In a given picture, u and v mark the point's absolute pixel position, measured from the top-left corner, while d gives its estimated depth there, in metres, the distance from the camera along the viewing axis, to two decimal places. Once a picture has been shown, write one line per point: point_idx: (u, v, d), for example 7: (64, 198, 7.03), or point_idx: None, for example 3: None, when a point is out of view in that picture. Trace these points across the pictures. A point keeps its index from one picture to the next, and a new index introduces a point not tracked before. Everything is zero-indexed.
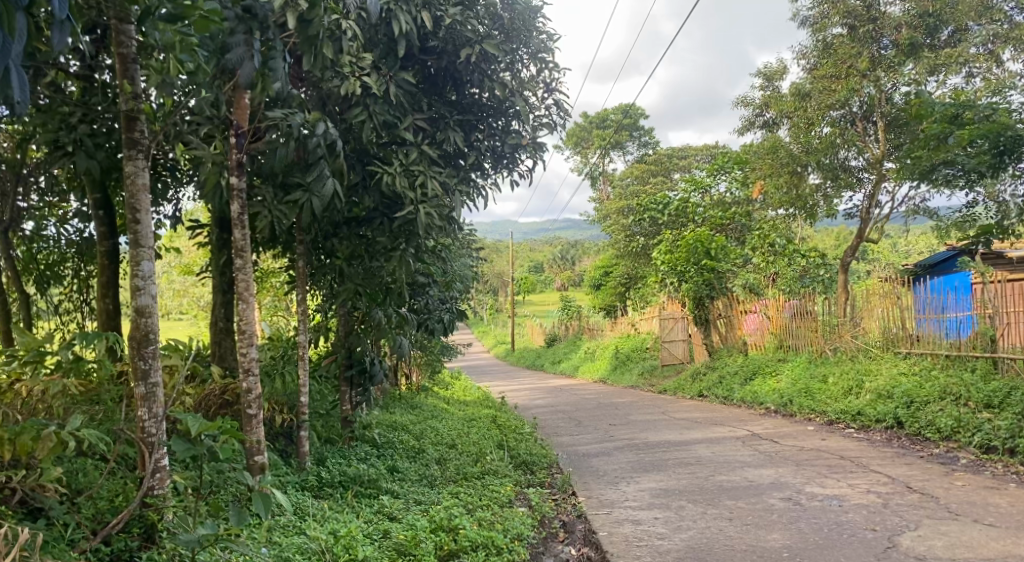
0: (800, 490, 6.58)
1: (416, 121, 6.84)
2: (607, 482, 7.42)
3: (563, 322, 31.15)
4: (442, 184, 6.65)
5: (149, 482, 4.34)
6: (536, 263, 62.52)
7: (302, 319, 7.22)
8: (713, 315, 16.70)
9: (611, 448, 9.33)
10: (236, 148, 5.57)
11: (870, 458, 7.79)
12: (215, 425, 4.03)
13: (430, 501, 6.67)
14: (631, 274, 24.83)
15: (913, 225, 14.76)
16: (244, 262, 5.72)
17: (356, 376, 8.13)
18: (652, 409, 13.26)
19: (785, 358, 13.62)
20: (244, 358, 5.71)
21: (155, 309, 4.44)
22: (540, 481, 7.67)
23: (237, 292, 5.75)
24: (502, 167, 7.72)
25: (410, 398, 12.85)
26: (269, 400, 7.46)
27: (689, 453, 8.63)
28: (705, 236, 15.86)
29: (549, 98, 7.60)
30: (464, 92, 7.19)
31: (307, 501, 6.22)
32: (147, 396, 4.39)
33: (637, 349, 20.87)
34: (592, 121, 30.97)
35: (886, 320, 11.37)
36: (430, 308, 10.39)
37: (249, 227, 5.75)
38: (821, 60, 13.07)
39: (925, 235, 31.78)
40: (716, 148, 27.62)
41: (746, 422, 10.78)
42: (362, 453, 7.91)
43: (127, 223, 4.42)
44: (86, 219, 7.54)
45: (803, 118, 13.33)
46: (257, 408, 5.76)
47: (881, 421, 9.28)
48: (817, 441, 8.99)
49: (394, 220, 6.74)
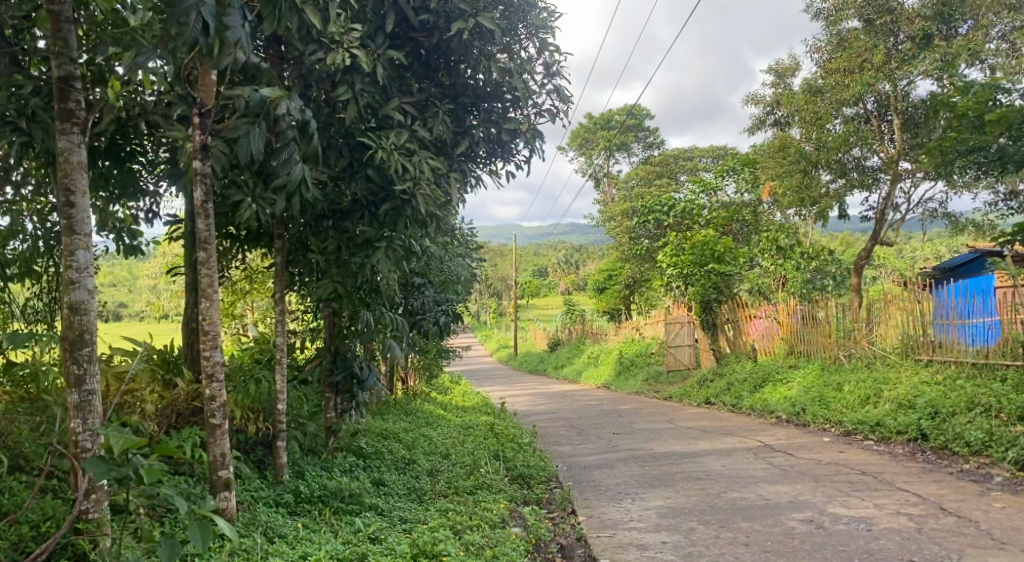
0: (822, 510, 5.98)
1: (403, 104, 6.27)
2: (610, 499, 6.82)
3: (566, 326, 30.59)
4: (431, 169, 6.12)
5: (81, 505, 3.80)
6: (540, 267, 61.99)
7: (280, 319, 6.67)
8: (720, 320, 16.16)
9: (614, 459, 8.76)
10: (198, 128, 5.02)
11: (894, 474, 7.19)
12: (145, 447, 3.41)
13: (416, 520, 6.11)
14: (635, 279, 24.29)
15: (930, 229, 14.18)
16: (207, 255, 5.16)
17: (341, 383, 7.51)
18: (657, 417, 12.66)
19: (795, 364, 13.03)
20: (207, 362, 5.17)
21: (91, 306, 3.91)
22: (538, 497, 7.08)
23: (198, 288, 5.20)
24: (498, 158, 7.13)
25: (405, 404, 12.30)
26: (241, 407, 6.88)
27: (698, 466, 8.03)
28: (711, 238, 15.34)
29: (550, 82, 7.03)
30: (459, 73, 6.61)
31: (279, 520, 5.65)
32: (81, 405, 3.85)
33: (642, 354, 20.33)
34: (596, 122, 30.44)
35: (905, 326, 10.79)
36: (424, 310, 9.84)
37: (213, 216, 5.20)
38: (835, 55, 12.47)
39: (937, 242, 31.13)
40: (723, 150, 27.04)
41: (758, 432, 10.19)
42: (346, 464, 7.36)
43: (60, 206, 3.87)
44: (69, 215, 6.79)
45: (814, 115, 12.70)
46: (222, 418, 5.21)
47: (903, 433, 8.69)
48: (834, 454, 8.41)
49: (382, 210, 6.19)
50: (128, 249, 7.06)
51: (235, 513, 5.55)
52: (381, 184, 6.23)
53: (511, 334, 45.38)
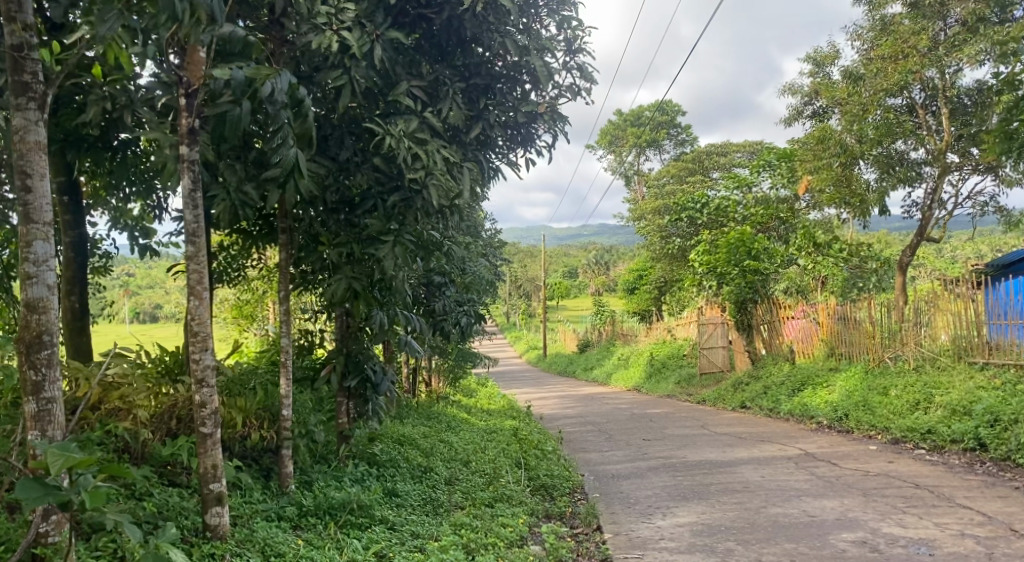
0: (876, 530, 5.41)
1: (413, 87, 5.83)
2: (640, 514, 6.27)
3: (596, 327, 30.07)
4: (442, 159, 5.65)
5: (39, 527, 3.42)
6: (570, 268, 61.41)
7: (285, 319, 6.21)
8: (756, 320, 15.54)
9: (643, 468, 8.21)
10: (184, 109, 4.65)
11: (952, 488, 6.59)
12: (92, 464, 3.03)
13: (428, 538, 5.67)
14: (667, 280, 23.67)
15: (980, 225, 13.43)
16: (196, 248, 4.74)
17: (353, 388, 6.97)
18: (690, 421, 12.08)
19: (837, 367, 12.32)
20: (196, 366, 4.75)
21: (52, 303, 3.62)
22: (562, 511, 6.57)
23: (187, 285, 4.77)
24: (518, 146, 6.69)
25: (427, 407, 11.85)
26: (246, 414, 6.35)
27: (735, 477, 7.46)
28: (746, 234, 14.72)
29: (572, 60, 6.54)
30: (473, 54, 6.15)
31: (278, 536, 5.18)
32: (40, 416, 3.53)
33: (674, 356, 19.71)
34: (626, 118, 29.92)
35: (956, 326, 10.11)
36: (445, 310, 9.32)
37: (203, 207, 4.80)
38: (878, 42, 11.83)
39: (981, 238, 30.02)
40: (758, 145, 26.30)
41: (798, 439, 9.58)
42: (359, 473, 6.89)
43: (15, 190, 3.58)
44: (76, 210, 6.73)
45: (856, 104, 11.97)
46: (214, 427, 4.77)
47: (958, 442, 8.08)
48: (882, 463, 7.80)
49: (390, 201, 5.79)
50: (142, 249, 7.63)
51: (232, 529, 5.06)
52: (387, 172, 5.85)
53: (540, 335, 44.89)
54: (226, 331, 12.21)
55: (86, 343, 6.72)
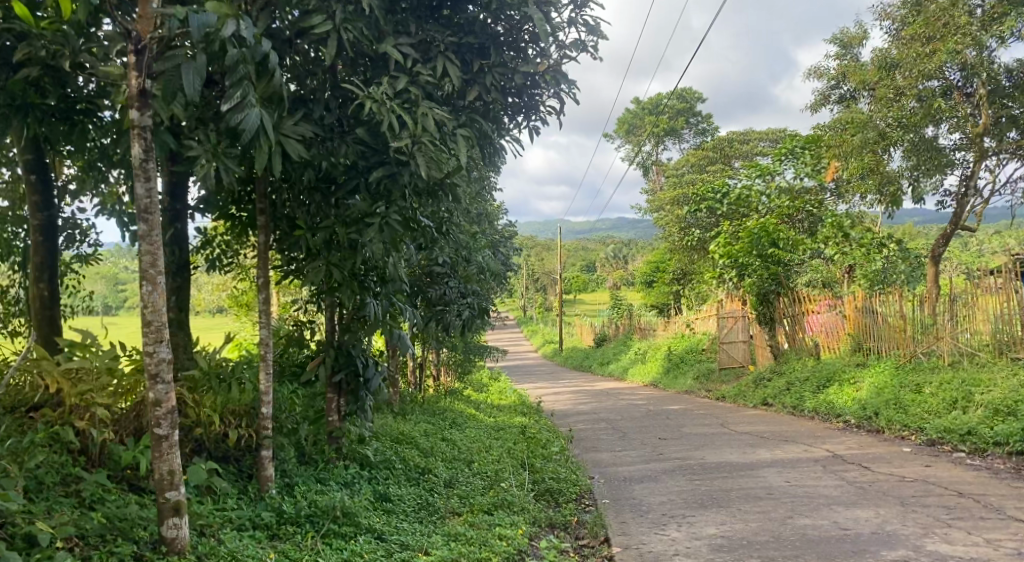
0: (919, 547, 4.81)
1: (401, 46, 5.27)
2: (651, 524, 5.70)
3: (613, 320, 29.42)
4: (435, 124, 5.10)
5: None
6: (588, 260, 60.65)
7: (264, 307, 5.66)
8: (778, 313, 14.85)
9: (658, 471, 7.61)
10: (135, 68, 4.09)
11: (1000, 497, 5.95)
12: None
13: (418, 550, 5.11)
14: (686, 271, 22.98)
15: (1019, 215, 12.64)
16: (147, 227, 4.18)
17: (344, 384, 6.40)
18: (710, 419, 11.44)
19: (864, 362, 11.65)
20: (149, 360, 4.20)
21: None
22: (565, 520, 6.00)
23: (139, 270, 4.22)
24: (519, 115, 6.14)
25: (432, 403, 11.32)
26: (220, 413, 5.77)
27: (758, 482, 6.85)
28: (770, 224, 13.93)
29: (578, 15, 5.97)
30: (465, 9, 5.60)
31: (249, 548, 4.64)
32: None
33: (692, 350, 19.12)
34: (644, 106, 29.23)
35: (996, 320, 9.41)
36: (446, 301, 8.76)
37: (158, 179, 4.25)
38: (909, 17, 11.06)
39: (1010, 230, 29.01)
40: (782, 133, 25.45)
41: (825, 440, 8.93)
42: (349, 476, 6.34)
43: None
44: (40, 189, 6.23)
45: (890, 89, 11.17)
46: (169, 428, 4.24)
47: (1002, 445, 7.42)
48: (919, 467, 7.16)
49: (375, 175, 5.25)
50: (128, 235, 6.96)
51: (196, 541, 4.55)
52: (374, 145, 5.30)
53: (557, 329, 44.16)
54: (224, 323, 11.72)
55: (55, 332, 6.21)
